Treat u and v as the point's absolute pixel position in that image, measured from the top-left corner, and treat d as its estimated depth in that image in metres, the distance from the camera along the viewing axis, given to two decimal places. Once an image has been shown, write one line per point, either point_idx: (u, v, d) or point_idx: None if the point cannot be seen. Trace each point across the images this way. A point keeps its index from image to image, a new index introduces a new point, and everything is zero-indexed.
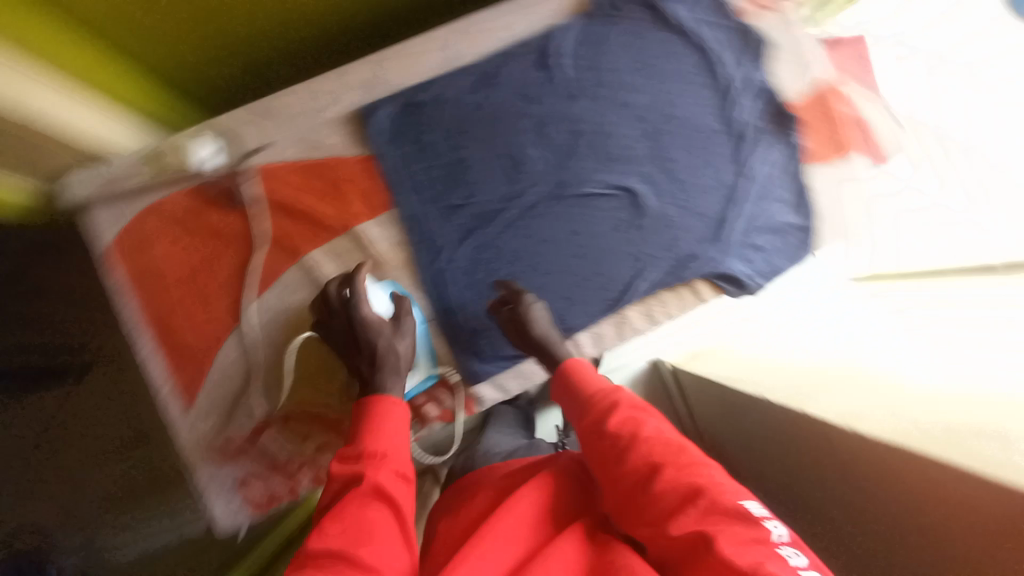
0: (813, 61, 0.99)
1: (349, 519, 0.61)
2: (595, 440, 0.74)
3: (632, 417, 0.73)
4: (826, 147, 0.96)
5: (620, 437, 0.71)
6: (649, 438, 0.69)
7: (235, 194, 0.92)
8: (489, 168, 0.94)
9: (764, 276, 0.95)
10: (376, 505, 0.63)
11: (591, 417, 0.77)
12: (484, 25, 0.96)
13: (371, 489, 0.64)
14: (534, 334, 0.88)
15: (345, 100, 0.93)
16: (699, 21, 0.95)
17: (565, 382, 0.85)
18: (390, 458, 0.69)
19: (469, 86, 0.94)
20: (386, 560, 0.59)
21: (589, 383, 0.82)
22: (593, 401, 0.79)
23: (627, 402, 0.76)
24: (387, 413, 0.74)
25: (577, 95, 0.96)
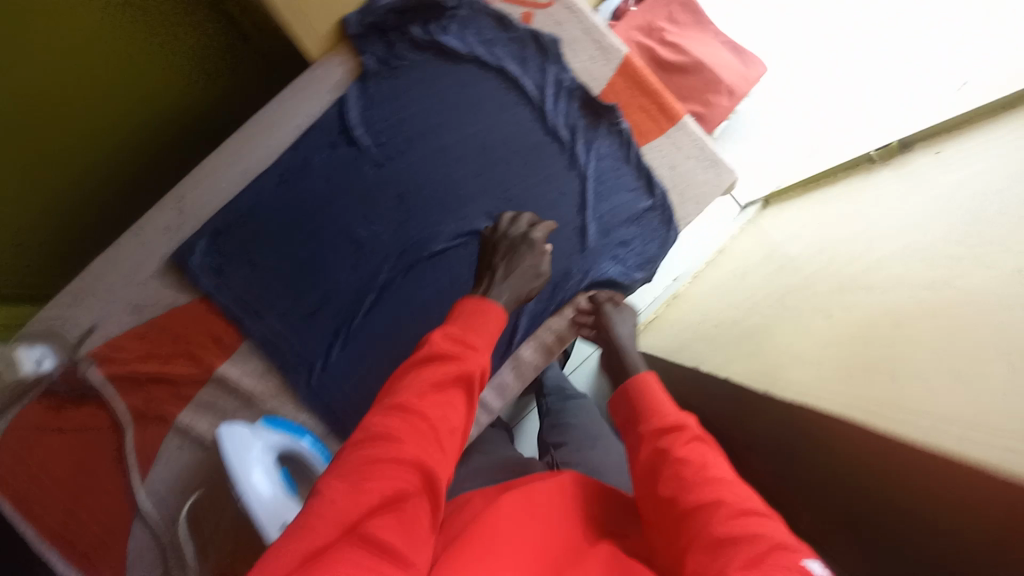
0: (610, 41, 0.93)
1: (431, 393, 0.61)
2: (648, 463, 0.70)
3: (694, 450, 0.68)
4: (650, 122, 0.93)
5: (686, 467, 0.65)
6: (715, 480, 0.63)
7: (82, 385, 0.87)
8: (330, 261, 0.89)
9: (636, 268, 0.92)
10: (455, 391, 0.62)
11: (652, 437, 0.72)
12: (262, 124, 0.90)
13: (457, 377, 0.63)
14: (614, 332, 0.85)
15: (155, 251, 0.88)
16: (475, 43, 0.91)
17: (626, 396, 0.78)
18: (479, 355, 0.66)
19: (278, 190, 0.89)
20: (449, 448, 0.59)
21: (658, 404, 0.75)
22: (659, 417, 0.73)
23: (692, 431, 0.70)
24: (486, 316, 0.70)
25: (386, 160, 0.89)
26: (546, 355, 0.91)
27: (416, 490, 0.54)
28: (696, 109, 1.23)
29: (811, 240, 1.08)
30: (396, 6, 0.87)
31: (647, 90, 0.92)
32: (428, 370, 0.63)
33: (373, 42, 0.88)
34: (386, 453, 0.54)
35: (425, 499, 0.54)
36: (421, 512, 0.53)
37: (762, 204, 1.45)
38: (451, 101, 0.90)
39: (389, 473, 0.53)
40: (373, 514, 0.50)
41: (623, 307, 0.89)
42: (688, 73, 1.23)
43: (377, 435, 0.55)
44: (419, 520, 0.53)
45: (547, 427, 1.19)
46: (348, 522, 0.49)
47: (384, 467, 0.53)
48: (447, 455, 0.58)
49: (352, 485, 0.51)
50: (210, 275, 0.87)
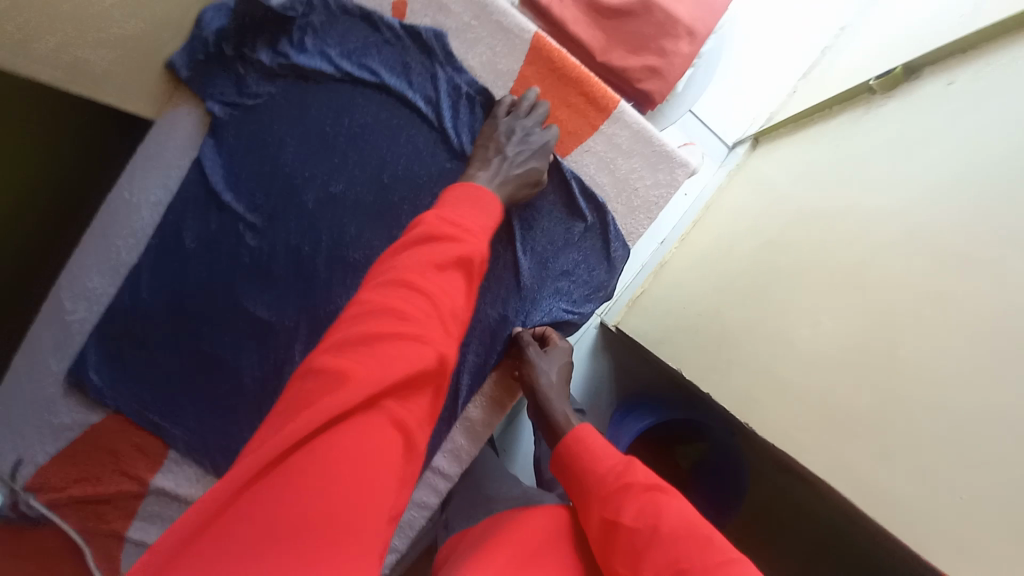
0: (509, 17, 0.74)
1: (428, 275, 0.53)
2: (601, 535, 0.59)
3: (648, 507, 0.57)
4: (577, 114, 0.75)
5: (641, 533, 0.56)
6: (676, 538, 0.54)
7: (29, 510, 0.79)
8: (232, 350, 0.76)
9: (585, 302, 0.78)
10: (458, 275, 0.55)
11: (599, 504, 0.61)
12: (119, 207, 0.75)
13: (460, 257, 0.56)
14: (536, 384, 0.73)
15: (51, 368, 0.79)
16: (342, 55, 0.73)
17: (565, 458, 0.67)
18: (481, 237, 0.59)
19: (153, 279, 0.75)
20: (455, 332, 0.54)
21: (599, 460, 0.65)
22: (601, 477, 0.63)
23: (641, 484, 0.60)
24: (485, 195, 0.62)
25: (269, 224, 0.74)
26: (500, 412, 0.81)
27: (425, 377, 0.50)
28: (652, 61, 1.00)
29: (803, 205, 0.89)
30: (230, 30, 0.71)
31: (567, 78, 0.74)
32: (431, 245, 0.55)
33: (215, 82, 0.73)
34: (392, 331, 0.49)
35: (424, 398, 0.50)
36: (425, 400, 0.51)
37: (752, 142, 1.26)
38: (327, 135, 0.73)
39: (398, 355, 0.48)
40: (388, 393, 0.47)
41: (551, 349, 0.75)
42: (635, 16, 0.99)
43: (379, 311, 0.50)
44: (423, 405, 0.50)
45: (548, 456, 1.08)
46: (367, 397, 0.45)
47: (393, 346, 0.48)
48: (454, 337, 0.54)
49: (362, 363, 0.47)
50: (110, 387, 0.77)
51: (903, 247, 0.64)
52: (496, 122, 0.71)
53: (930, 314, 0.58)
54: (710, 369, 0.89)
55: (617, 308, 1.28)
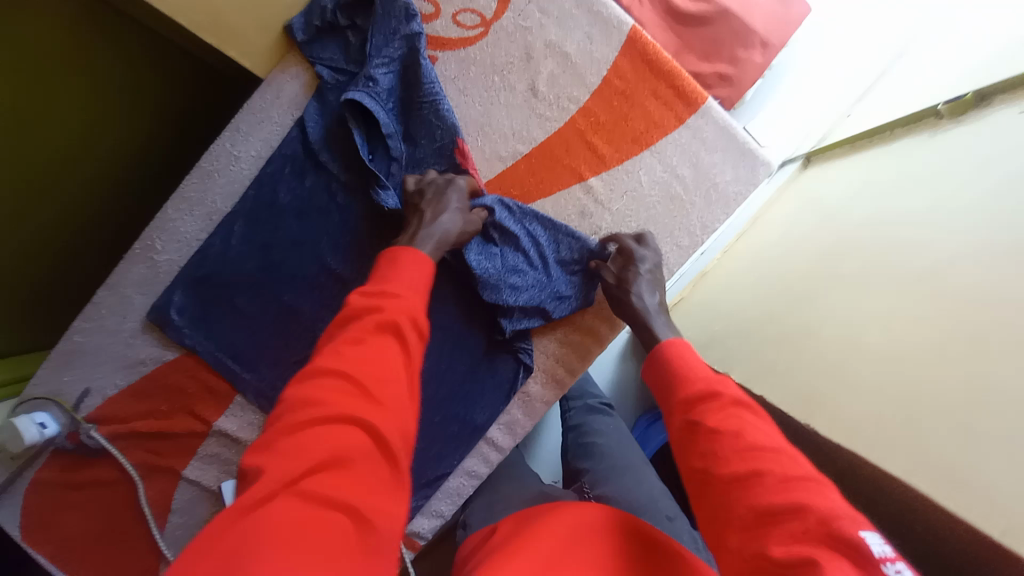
0: (608, 11, 0.77)
1: (355, 350, 0.50)
2: (680, 437, 0.55)
3: (731, 419, 0.53)
4: (665, 109, 0.78)
5: (723, 438, 0.51)
6: (757, 449, 0.50)
7: (87, 442, 0.83)
8: (310, 303, 0.79)
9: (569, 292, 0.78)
10: (387, 344, 0.51)
11: (684, 409, 0.57)
12: (220, 157, 0.80)
13: (386, 327, 0.52)
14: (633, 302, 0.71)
15: (135, 306, 0.83)
16: (447, 32, 0.77)
17: (657, 369, 0.63)
18: (410, 303, 0.55)
19: (245, 229, 0.79)
20: (394, 403, 0.49)
21: (690, 370, 0.60)
22: (687, 386, 0.58)
23: (729, 397, 0.55)
24: (416, 263, 0.59)
25: (359, 185, 0.78)
26: (556, 390, 0.82)
27: (361, 449, 0.46)
28: (724, 69, 1.02)
29: (869, 214, 0.89)
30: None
31: (659, 70, 0.77)
32: (354, 325, 0.53)
33: (325, 47, 0.77)
34: (316, 416, 0.46)
35: (378, 468, 0.46)
36: (371, 471, 0.45)
37: (802, 161, 1.26)
38: (421, 105, 0.75)
39: (322, 435, 0.45)
40: (316, 474, 0.43)
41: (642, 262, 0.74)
42: (709, 25, 1.02)
43: (300, 403, 0.47)
44: (369, 481, 0.45)
45: (573, 445, 1.08)
46: (291, 481, 0.42)
47: (316, 429, 0.45)
48: (390, 406, 0.48)
49: (282, 450, 0.44)
50: (195, 328, 0.81)
51: (988, 254, 0.66)
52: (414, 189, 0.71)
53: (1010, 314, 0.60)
54: (762, 372, 0.90)
55: None
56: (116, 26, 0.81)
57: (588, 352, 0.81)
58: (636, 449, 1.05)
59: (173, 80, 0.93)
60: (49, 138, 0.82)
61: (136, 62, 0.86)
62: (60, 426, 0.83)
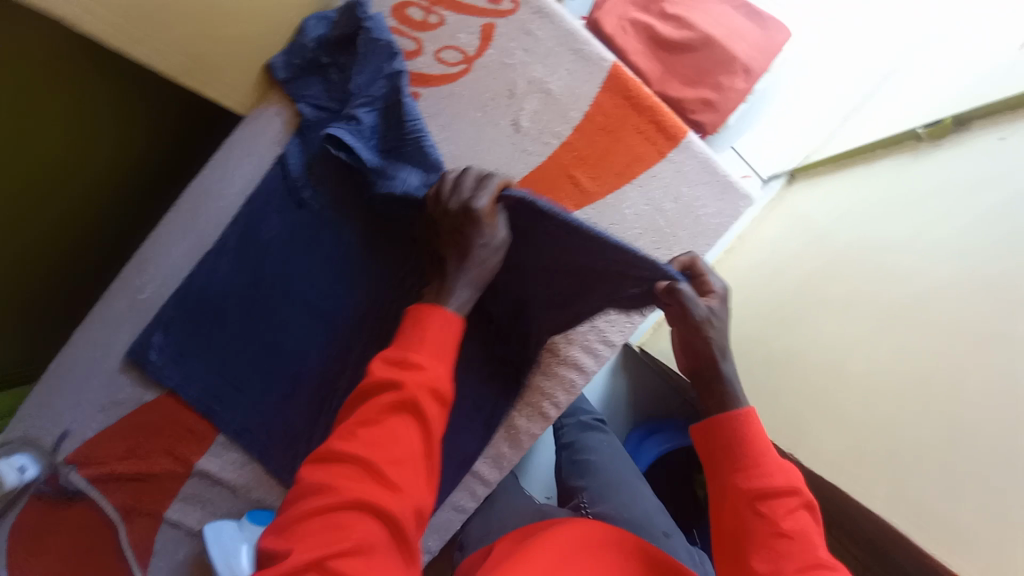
0: (591, 48, 0.78)
1: (374, 432, 0.50)
2: (732, 518, 0.58)
3: (797, 525, 0.55)
4: (647, 143, 0.78)
5: (787, 543, 0.54)
6: (808, 558, 0.54)
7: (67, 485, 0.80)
8: (294, 340, 0.78)
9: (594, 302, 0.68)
10: (404, 422, 0.51)
11: (753, 498, 0.57)
12: (200, 194, 0.79)
13: (404, 403, 0.51)
14: (709, 356, 0.63)
15: (114, 346, 0.81)
16: (430, 70, 0.77)
17: (723, 438, 0.61)
18: (433, 373, 0.53)
19: (226, 267, 0.78)
20: (410, 483, 0.49)
21: (763, 451, 0.59)
22: (761, 475, 0.58)
23: (798, 498, 0.57)
24: (441, 327, 0.56)
25: (343, 224, 0.78)
26: (542, 423, 0.82)
27: (377, 535, 0.47)
28: (707, 95, 1.03)
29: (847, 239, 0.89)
30: (329, 39, 0.75)
31: (640, 106, 0.77)
32: (375, 398, 0.52)
33: (306, 85, 0.77)
34: (336, 502, 0.47)
35: (392, 552, 0.47)
36: (387, 557, 0.47)
37: (788, 178, 1.26)
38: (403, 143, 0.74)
39: (342, 525, 0.46)
40: (338, 558, 0.44)
41: (717, 310, 0.62)
42: (692, 51, 1.03)
43: (320, 484, 0.48)
44: (388, 566, 0.46)
45: (566, 464, 1.01)
46: (313, 569, 0.44)
47: (340, 511, 0.46)
48: (407, 487, 0.49)
49: (304, 536, 0.46)
50: (175, 367, 0.79)
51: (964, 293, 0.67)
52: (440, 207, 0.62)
53: (994, 359, 0.61)
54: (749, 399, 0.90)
55: (644, 331, 1.29)
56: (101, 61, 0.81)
57: (574, 385, 0.81)
58: (632, 465, 0.98)
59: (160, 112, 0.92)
60: (23, 164, 0.80)
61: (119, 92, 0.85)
62: (40, 469, 0.78)
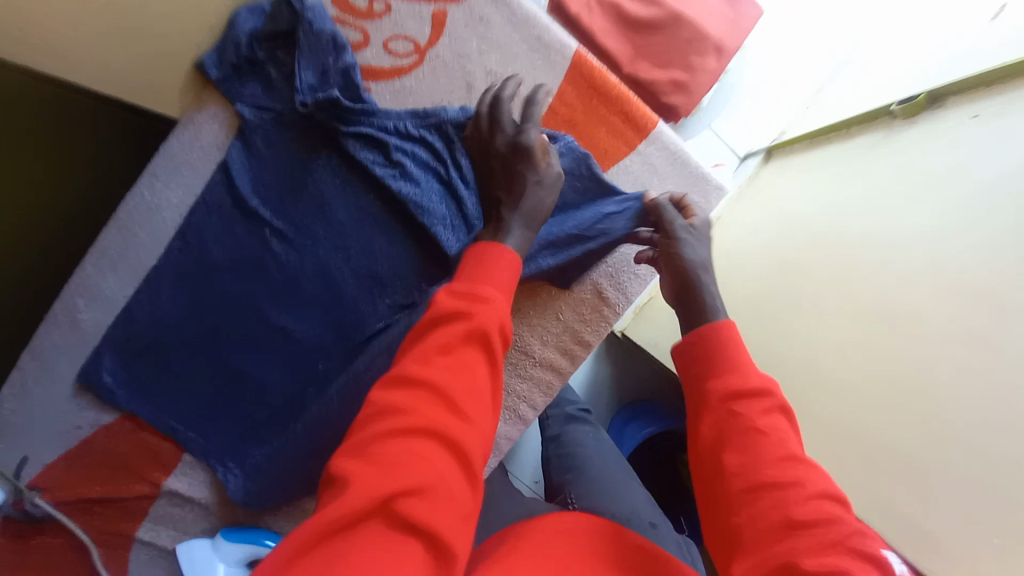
0: (548, 35, 0.73)
1: (440, 360, 0.46)
2: (710, 429, 0.51)
3: (775, 424, 0.49)
4: (614, 137, 0.75)
5: (762, 439, 0.48)
6: (790, 460, 0.46)
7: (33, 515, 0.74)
8: (255, 356, 0.75)
9: (594, 236, 0.69)
10: (473, 355, 0.48)
11: (723, 398, 0.52)
12: (138, 208, 0.73)
13: (474, 334, 0.48)
14: (683, 263, 0.63)
15: (64, 372, 0.77)
16: (379, 62, 0.72)
17: (699, 347, 0.57)
18: (499, 307, 0.51)
19: (176, 284, 0.74)
20: (480, 415, 0.46)
21: (739, 355, 0.54)
22: (734, 377, 0.53)
23: (776, 400, 0.51)
24: (508, 265, 0.55)
25: (295, 234, 0.73)
26: (519, 425, 0.79)
27: (447, 463, 0.42)
28: (678, 76, 0.99)
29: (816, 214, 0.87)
30: (262, 33, 0.69)
31: (607, 97, 0.74)
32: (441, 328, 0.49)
33: (246, 85, 0.71)
34: (401, 428, 0.42)
35: (464, 483, 0.42)
36: (454, 493, 0.41)
37: (764, 155, 1.19)
38: (353, 143, 0.70)
39: (411, 453, 0.41)
40: (406, 495, 0.39)
41: (698, 226, 0.66)
42: (661, 30, 0.98)
43: (380, 414, 0.43)
44: (451, 497, 0.41)
45: (553, 458, 0.99)
46: (375, 497, 0.38)
47: (416, 433, 0.42)
48: (477, 418, 0.45)
49: (372, 463, 0.40)
50: (130, 391, 0.76)
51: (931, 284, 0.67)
52: (488, 154, 0.66)
53: (966, 358, 0.62)
54: None
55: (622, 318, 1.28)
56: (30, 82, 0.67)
57: (551, 386, 0.79)
58: (620, 457, 0.97)
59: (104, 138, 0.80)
60: None
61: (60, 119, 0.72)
62: (5, 495, 0.73)
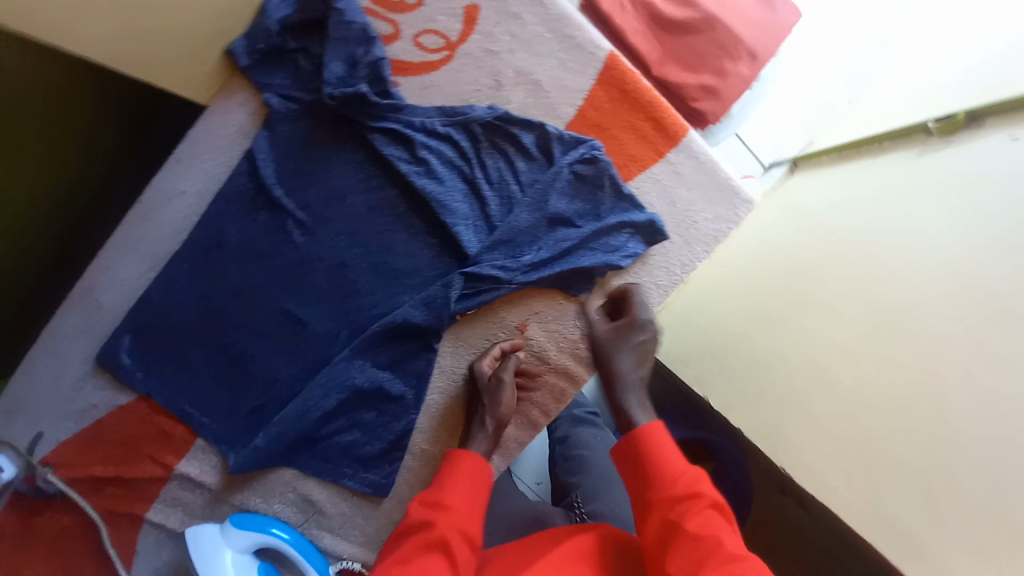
0: (582, 33, 0.71)
1: (403, 567, 0.50)
2: (652, 545, 0.52)
3: (705, 526, 0.49)
4: (641, 142, 0.73)
5: (695, 550, 0.48)
6: (726, 560, 0.47)
7: (45, 490, 0.77)
8: (268, 346, 0.75)
9: (609, 251, 0.72)
10: (435, 561, 0.51)
11: (660, 507, 0.52)
12: (162, 192, 0.73)
13: (435, 543, 0.52)
14: (614, 372, 0.66)
15: (82, 351, 0.77)
16: (408, 57, 0.71)
17: (631, 457, 0.58)
18: (464, 515, 0.55)
19: (196, 269, 0.74)
20: None
21: (668, 456, 0.56)
22: (668, 484, 0.53)
23: (707, 498, 0.52)
24: (477, 468, 0.60)
25: (316, 225, 0.73)
26: (530, 429, 0.78)
27: None
28: (709, 81, 0.97)
29: (843, 226, 0.84)
30: (293, 21, 0.68)
31: (638, 100, 0.72)
32: (407, 541, 0.53)
33: (273, 73, 0.71)
34: None
35: None
36: None
37: (790, 166, 1.15)
38: (379, 140, 0.70)
39: None
40: None
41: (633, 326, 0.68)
42: (693, 32, 0.96)
43: None
44: None
45: (560, 460, 0.98)
46: None
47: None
48: None
49: None
50: (146, 374, 0.76)
51: (956, 301, 0.64)
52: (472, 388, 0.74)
53: (988, 381, 0.60)
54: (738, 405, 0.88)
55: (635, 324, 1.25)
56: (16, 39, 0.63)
57: (564, 393, 0.78)
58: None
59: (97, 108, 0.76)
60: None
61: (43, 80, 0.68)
62: (16, 469, 0.76)
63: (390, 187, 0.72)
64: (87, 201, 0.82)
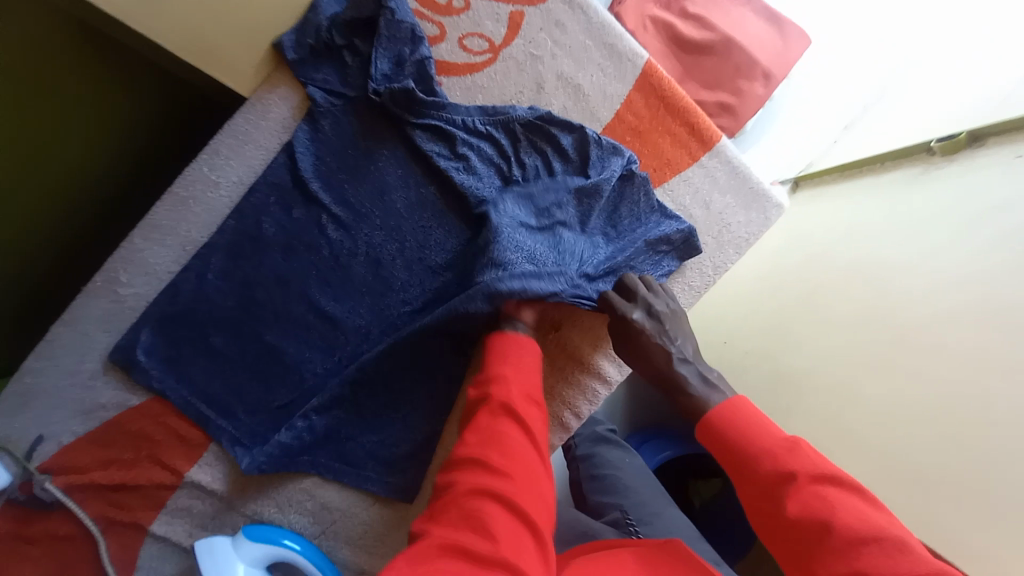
0: (620, 45, 0.75)
1: (479, 434, 0.55)
2: (760, 522, 0.52)
3: (810, 502, 0.48)
4: (675, 147, 0.76)
5: (805, 533, 0.48)
6: (849, 536, 0.45)
7: (44, 497, 0.72)
8: (296, 343, 0.73)
9: (647, 266, 0.73)
10: (506, 423, 0.56)
11: (757, 485, 0.52)
12: (196, 182, 0.72)
13: (499, 409, 0.57)
14: (665, 363, 0.65)
15: (97, 346, 0.74)
16: (454, 58, 0.74)
17: (715, 435, 0.57)
18: (519, 380, 0.60)
19: (227, 262, 0.72)
20: (526, 480, 0.52)
21: (755, 436, 0.54)
22: (758, 457, 0.53)
23: (805, 474, 0.50)
24: (516, 343, 0.64)
25: (352, 220, 0.72)
26: (561, 433, 0.77)
27: (510, 523, 0.48)
28: (726, 99, 1.00)
29: (861, 236, 0.87)
30: (342, 20, 0.70)
31: (673, 108, 0.76)
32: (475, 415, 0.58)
33: (320, 69, 0.72)
34: (467, 501, 0.49)
35: (531, 542, 0.47)
36: (524, 547, 0.46)
37: (791, 185, 1.17)
38: (419, 135, 0.71)
39: (471, 519, 0.47)
40: (473, 545, 0.45)
41: (654, 312, 0.67)
42: (712, 53, 1.00)
43: (448, 497, 0.51)
44: (528, 555, 0.46)
45: (587, 478, 0.94)
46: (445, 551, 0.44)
47: (477, 506, 0.48)
48: (529, 484, 0.52)
49: (444, 530, 0.47)
50: (165, 370, 0.73)
51: (983, 302, 0.66)
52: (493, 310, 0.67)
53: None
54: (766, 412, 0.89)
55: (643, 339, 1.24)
56: (50, 12, 0.68)
57: (597, 395, 0.77)
58: (656, 482, 0.92)
59: (138, 88, 0.81)
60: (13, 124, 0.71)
61: (87, 58, 0.73)
62: (11, 476, 0.71)
63: (428, 180, 0.72)
64: (104, 170, 0.83)
